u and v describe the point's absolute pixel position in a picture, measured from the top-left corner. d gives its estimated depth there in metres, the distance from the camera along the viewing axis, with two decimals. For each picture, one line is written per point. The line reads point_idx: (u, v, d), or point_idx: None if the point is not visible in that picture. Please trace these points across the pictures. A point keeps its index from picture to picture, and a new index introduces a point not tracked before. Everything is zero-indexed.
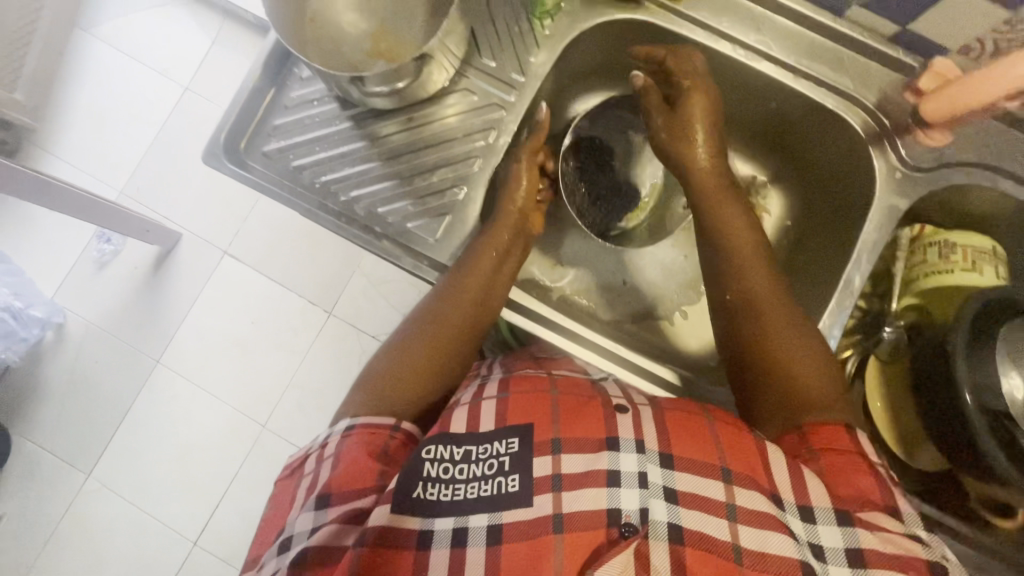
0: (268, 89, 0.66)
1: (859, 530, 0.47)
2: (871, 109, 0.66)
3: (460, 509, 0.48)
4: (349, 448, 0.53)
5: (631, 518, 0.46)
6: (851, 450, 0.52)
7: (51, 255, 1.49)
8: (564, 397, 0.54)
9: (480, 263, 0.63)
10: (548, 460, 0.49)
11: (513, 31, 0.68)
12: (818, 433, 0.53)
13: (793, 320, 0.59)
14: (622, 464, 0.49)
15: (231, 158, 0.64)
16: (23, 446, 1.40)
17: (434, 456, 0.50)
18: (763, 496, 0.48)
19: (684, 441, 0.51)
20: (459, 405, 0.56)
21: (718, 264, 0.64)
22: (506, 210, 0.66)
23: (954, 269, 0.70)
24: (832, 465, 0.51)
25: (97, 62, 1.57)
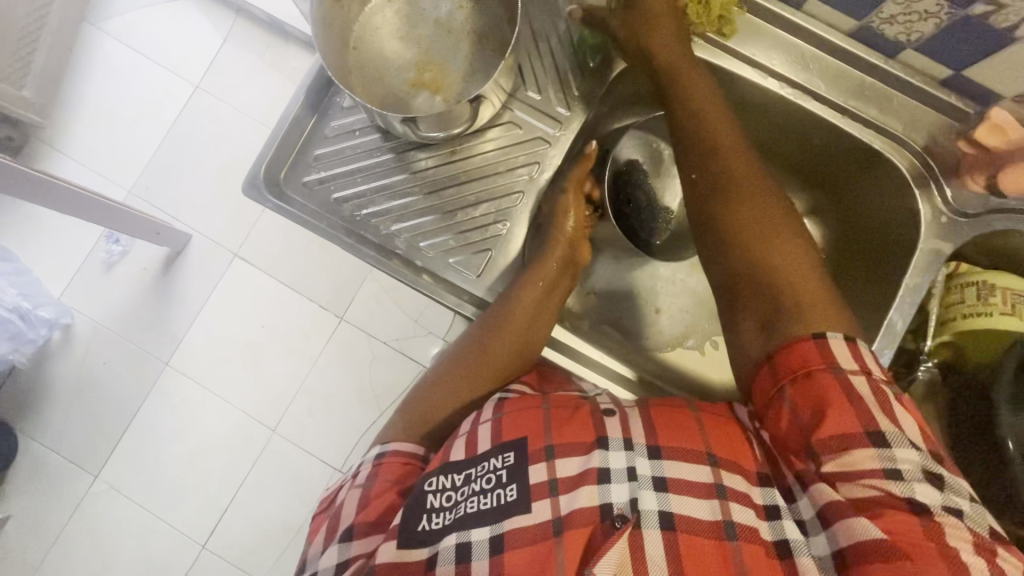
0: (309, 117, 0.64)
1: (822, 485, 0.45)
2: (919, 152, 0.66)
3: (460, 525, 0.45)
4: (378, 481, 0.52)
5: (623, 511, 0.45)
6: (822, 368, 0.48)
7: (59, 254, 1.47)
8: (559, 410, 0.52)
9: (525, 297, 0.62)
10: (543, 467, 0.47)
11: (559, 64, 0.67)
12: (786, 359, 0.50)
13: (781, 228, 0.56)
14: (612, 462, 0.47)
15: (271, 190, 0.63)
16: (30, 445, 1.39)
17: (435, 488, 0.49)
18: (749, 482, 0.48)
19: (671, 433, 0.49)
20: (458, 435, 0.54)
21: (707, 207, 0.59)
22: (556, 239, 0.64)
23: (992, 312, 0.68)
24: (798, 403, 0.48)
25: (107, 58, 1.54)
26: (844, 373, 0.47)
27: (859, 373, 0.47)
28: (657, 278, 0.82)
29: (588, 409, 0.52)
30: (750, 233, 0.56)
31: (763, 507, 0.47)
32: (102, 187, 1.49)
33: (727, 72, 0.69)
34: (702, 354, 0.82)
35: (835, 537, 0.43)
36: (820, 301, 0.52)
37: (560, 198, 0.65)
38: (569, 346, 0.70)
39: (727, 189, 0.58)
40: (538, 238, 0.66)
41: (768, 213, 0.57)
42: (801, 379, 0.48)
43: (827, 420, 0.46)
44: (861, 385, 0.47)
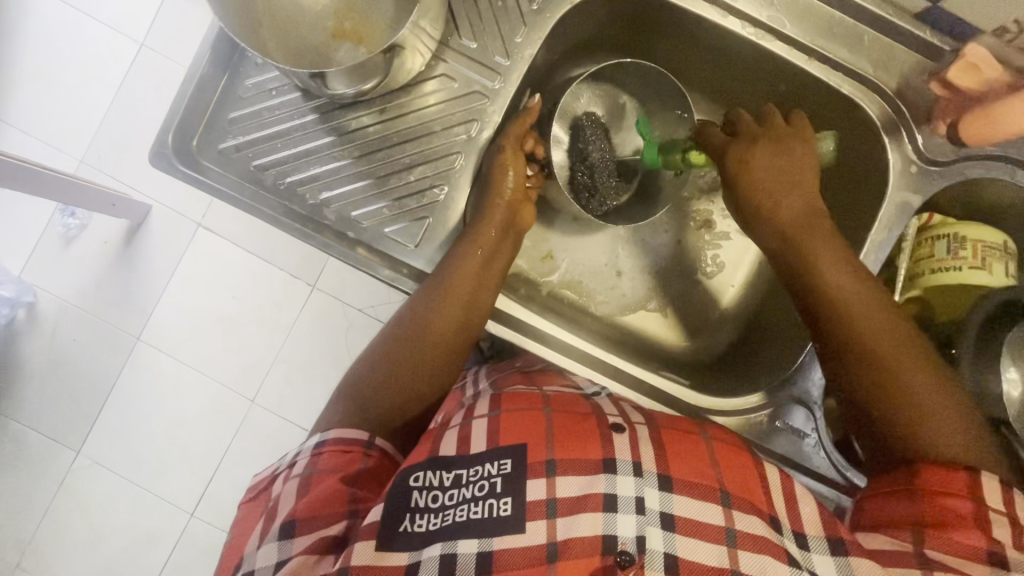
0: (220, 76, 0.58)
1: (853, 561, 0.45)
2: (889, 96, 0.61)
3: (446, 535, 0.44)
4: (319, 467, 0.50)
5: (628, 547, 0.44)
6: (964, 499, 0.48)
7: (13, 229, 1.41)
8: (562, 417, 0.51)
9: (465, 265, 0.58)
10: (542, 484, 0.46)
11: (496, 7, 0.60)
12: (930, 474, 0.50)
13: (913, 350, 0.54)
14: (620, 488, 0.46)
15: (183, 160, 0.57)
16: (8, 425, 1.37)
17: (422, 485, 0.47)
18: (765, 524, 0.46)
19: (682, 464, 0.48)
20: (450, 426, 0.52)
21: (821, 325, 0.57)
22: (494, 202, 0.60)
23: (963, 266, 0.66)
24: (930, 507, 0.49)
25: (40, 15, 1.42)
26: (990, 511, 0.47)
27: (1005, 513, 0.47)
28: (620, 239, 0.79)
29: (595, 422, 0.51)
30: (879, 358, 0.54)
31: (783, 550, 0.45)
32: (51, 157, 1.41)
33: (682, 10, 0.62)
34: (666, 316, 0.79)
35: None
36: (964, 430, 0.51)
37: (496, 156, 0.60)
38: (527, 324, 0.67)
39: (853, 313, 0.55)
40: (478, 202, 0.61)
41: (894, 328, 0.55)
42: (936, 492, 0.49)
43: (957, 534, 0.47)
44: (999, 522, 0.47)
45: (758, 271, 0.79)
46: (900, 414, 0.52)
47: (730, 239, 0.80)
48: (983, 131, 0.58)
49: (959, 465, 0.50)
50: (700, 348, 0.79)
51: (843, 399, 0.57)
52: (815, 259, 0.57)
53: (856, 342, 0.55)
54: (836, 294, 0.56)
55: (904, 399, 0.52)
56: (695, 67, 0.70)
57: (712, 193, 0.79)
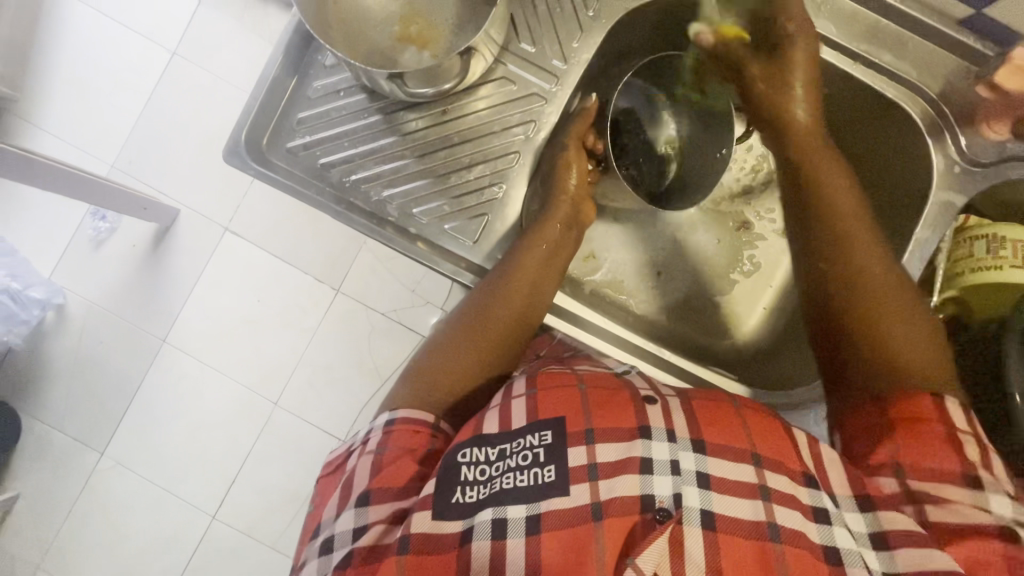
0: (290, 77, 0.61)
1: (880, 513, 0.46)
2: (933, 99, 0.63)
3: (496, 501, 0.45)
4: (390, 446, 0.51)
5: (665, 503, 0.45)
6: (934, 424, 0.49)
7: (44, 232, 1.43)
8: (598, 391, 0.51)
9: (529, 255, 0.60)
10: (583, 451, 0.47)
11: (554, 13, 0.63)
12: (899, 404, 0.51)
13: (901, 285, 0.54)
14: (655, 452, 0.47)
15: (254, 157, 0.60)
16: (33, 426, 1.39)
17: (469, 460, 0.47)
18: (794, 482, 0.47)
19: (717, 429, 0.49)
20: (489, 406, 0.52)
21: (813, 245, 0.58)
22: (558, 199, 0.62)
23: (1003, 266, 0.68)
24: (909, 438, 0.50)
25: (75, 25, 1.46)
26: (957, 430, 0.49)
27: (967, 433, 0.49)
28: (660, 238, 0.81)
29: (627, 393, 0.51)
30: (868, 276, 0.54)
31: (810, 507, 0.46)
32: (82, 161, 1.44)
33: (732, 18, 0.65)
34: (705, 315, 0.81)
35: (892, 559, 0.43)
36: (933, 358, 0.52)
37: (558, 155, 0.62)
38: (580, 316, 0.68)
39: (848, 231, 0.56)
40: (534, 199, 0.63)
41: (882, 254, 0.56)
42: (908, 422, 0.50)
43: (930, 458, 0.48)
44: (966, 440, 0.49)
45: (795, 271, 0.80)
46: (876, 340, 0.53)
47: (767, 240, 0.81)
48: None
49: (926, 390, 0.51)
50: (737, 345, 0.81)
51: (824, 322, 0.57)
52: (817, 176, 0.58)
53: (849, 265, 0.55)
54: (838, 216, 0.56)
55: (885, 326, 0.52)
56: None
57: (747, 197, 0.81)
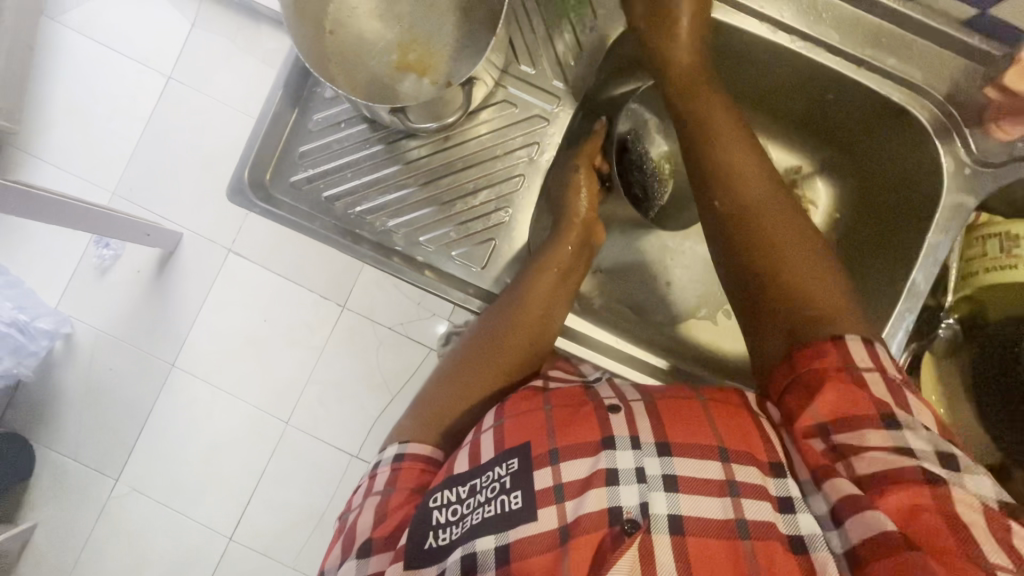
0: (290, 111, 0.60)
1: (827, 486, 0.44)
2: (941, 101, 0.62)
3: (467, 538, 0.45)
4: (398, 487, 0.52)
5: (632, 514, 0.44)
6: (837, 367, 0.47)
7: (51, 263, 1.43)
8: (563, 409, 0.51)
9: (538, 282, 0.59)
10: (548, 472, 0.47)
11: (553, 32, 0.63)
12: (802, 355, 0.48)
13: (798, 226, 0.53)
14: (620, 462, 0.47)
15: (258, 194, 0.59)
16: (48, 456, 1.39)
17: (441, 503, 0.48)
18: (762, 472, 0.47)
19: (679, 428, 0.49)
20: (463, 444, 0.53)
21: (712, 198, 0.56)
22: (570, 221, 0.61)
23: (1017, 265, 0.66)
24: (817, 388, 0.47)
25: (71, 55, 1.46)
26: (860, 371, 0.46)
27: (875, 370, 0.46)
28: (666, 249, 0.80)
29: (591, 406, 0.51)
30: (763, 236, 0.53)
31: (777, 497, 0.46)
32: (84, 189, 1.44)
33: (732, 30, 0.65)
34: (715, 324, 0.80)
35: (847, 534, 0.42)
36: (834, 300, 0.50)
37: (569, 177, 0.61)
38: (590, 337, 0.70)
39: (745, 190, 0.54)
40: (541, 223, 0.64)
41: (778, 203, 0.54)
42: (812, 372, 0.47)
43: (840, 403, 0.46)
44: (874, 379, 0.46)
45: None
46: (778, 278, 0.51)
47: None
48: None
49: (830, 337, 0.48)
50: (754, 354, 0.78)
51: (730, 267, 0.55)
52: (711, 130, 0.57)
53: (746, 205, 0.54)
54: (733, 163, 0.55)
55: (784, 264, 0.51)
56: (743, 82, 0.72)
57: None
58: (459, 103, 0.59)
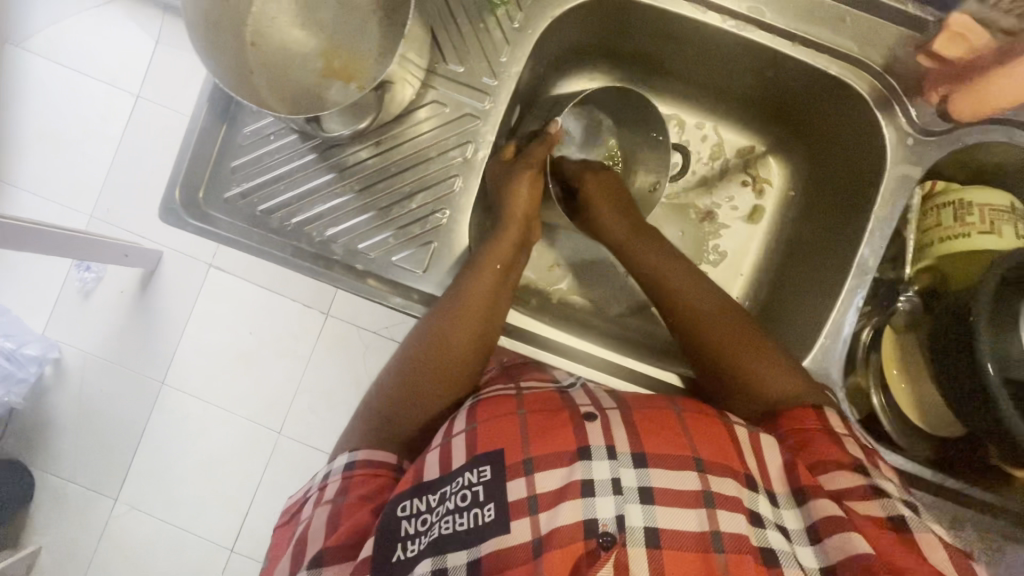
0: (218, 126, 0.60)
1: (813, 503, 0.48)
2: (879, 73, 0.62)
3: (436, 549, 0.45)
4: (349, 495, 0.52)
5: (608, 527, 0.44)
6: (814, 424, 0.55)
7: (34, 290, 1.40)
8: (536, 416, 0.51)
9: (478, 280, 0.59)
10: (521, 482, 0.47)
11: (478, 28, 0.62)
12: (788, 418, 0.56)
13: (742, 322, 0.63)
14: (595, 472, 0.46)
15: (192, 213, 0.60)
16: (47, 480, 1.37)
17: (410, 513, 0.48)
18: (739, 483, 0.47)
19: (656, 439, 0.49)
20: (431, 448, 0.53)
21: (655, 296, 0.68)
22: (510, 217, 0.64)
23: (972, 232, 0.67)
24: (801, 442, 0.54)
25: (38, 80, 1.44)
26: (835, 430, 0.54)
27: (846, 432, 0.54)
28: None
29: (568, 414, 0.51)
30: (720, 343, 0.61)
31: (750, 510, 0.46)
32: (63, 214, 1.42)
33: (665, 14, 0.65)
34: None
35: (826, 552, 0.45)
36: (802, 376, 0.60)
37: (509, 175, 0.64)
38: (547, 338, 0.69)
39: (690, 293, 0.65)
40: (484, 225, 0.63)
41: (718, 302, 0.64)
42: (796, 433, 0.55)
43: (823, 450, 0.52)
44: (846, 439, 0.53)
45: (763, 256, 0.79)
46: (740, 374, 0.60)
47: (733, 228, 0.80)
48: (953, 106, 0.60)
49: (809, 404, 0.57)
50: None
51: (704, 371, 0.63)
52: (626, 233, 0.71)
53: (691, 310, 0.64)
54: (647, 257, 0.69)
55: (742, 361, 0.60)
56: (679, 62, 0.73)
57: (707, 186, 0.80)
58: (375, 104, 0.59)
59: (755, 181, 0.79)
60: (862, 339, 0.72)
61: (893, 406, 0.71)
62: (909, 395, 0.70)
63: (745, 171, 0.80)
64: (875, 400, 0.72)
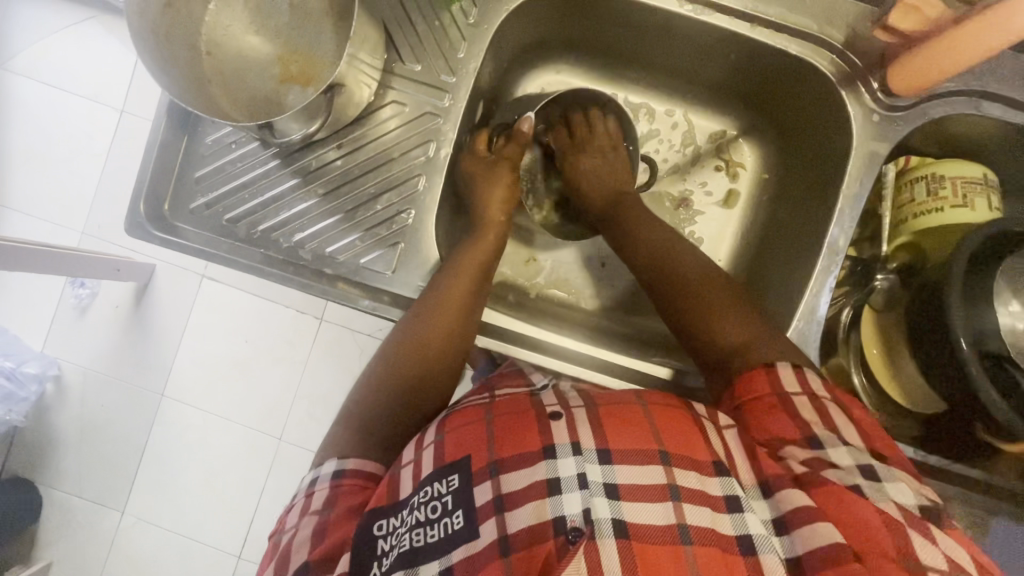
0: (180, 138, 0.61)
1: (777, 494, 0.44)
2: (839, 50, 0.62)
3: (408, 561, 0.42)
4: (336, 507, 0.48)
5: (577, 522, 0.41)
6: (768, 393, 0.52)
7: (29, 308, 1.36)
8: (505, 418, 0.49)
9: (454, 279, 0.61)
10: (488, 485, 0.44)
11: (434, 27, 0.63)
12: (742, 385, 0.54)
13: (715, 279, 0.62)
14: (562, 470, 0.44)
15: (157, 225, 0.61)
16: (53, 495, 1.33)
17: (385, 531, 0.45)
18: (704, 475, 0.44)
19: (620, 434, 0.46)
20: (401, 461, 0.50)
21: (640, 271, 0.68)
22: (484, 227, 0.67)
23: (944, 207, 0.67)
24: (754, 415, 0.51)
25: (21, 98, 1.38)
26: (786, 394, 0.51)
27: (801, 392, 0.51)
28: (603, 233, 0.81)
29: (534, 415, 0.49)
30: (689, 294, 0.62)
31: (722, 500, 0.43)
32: (55, 234, 1.37)
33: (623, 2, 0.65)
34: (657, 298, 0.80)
35: (793, 542, 0.41)
36: (768, 335, 0.58)
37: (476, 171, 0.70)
38: (525, 335, 0.68)
39: (668, 253, 0.66)
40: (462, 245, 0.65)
41: (695, 263, 0.64)
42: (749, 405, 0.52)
43: (774, 424, 0.50)
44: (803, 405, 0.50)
45: (741, 240, 0.79)
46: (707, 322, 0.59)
47: (709, 213, 0.80)
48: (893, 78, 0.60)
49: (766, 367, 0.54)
50: None
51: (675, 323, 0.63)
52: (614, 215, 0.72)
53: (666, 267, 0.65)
54: (626, 229, 0.70)
55: (710, 312, 0.60)
56: (642, 49, 0.73)
57: (680, 173, 0.80)
58: (322, 107, 0.57)
59: (729, 165, 0.79)
60: (842, 320, 0.73)
61: (876, 386, 0.70)
62: (891, 372, 0.69)
63: (718, 156, 0.79)
64: (856, 380, 0.71)
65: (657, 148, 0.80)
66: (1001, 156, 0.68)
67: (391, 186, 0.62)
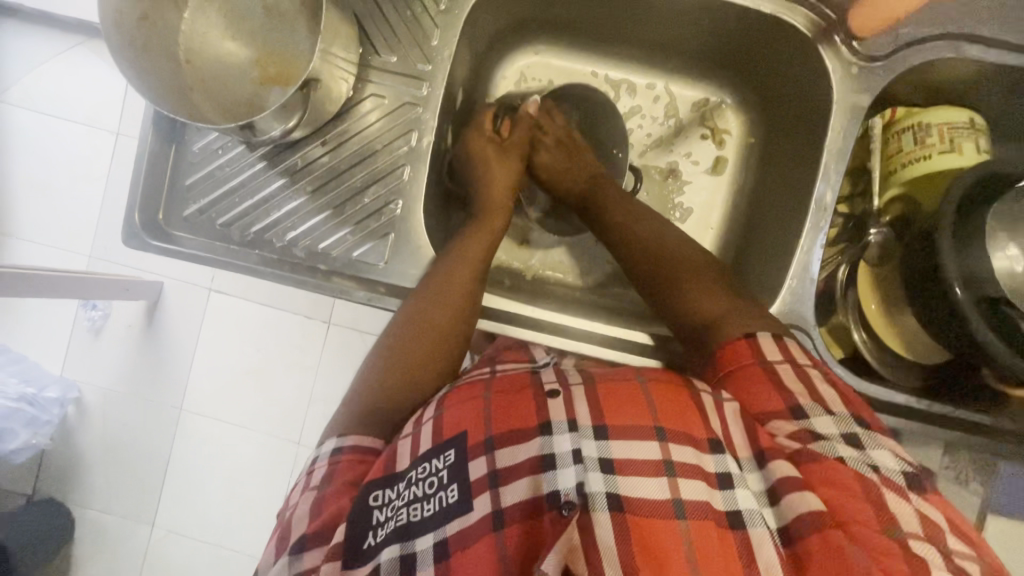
0: (167, 148, 0.63)
1: (773, 463, 0.44)
2: (812, 4, 0.62)
3: (406, 534, 0.44)
4: (335, 482, 0.49)
5: (570, 496, 0.41)
6: (752, 361, 0.54)
7: (45, 333, 1.39)
8: (500, 396, 0.49)
9: (449, 266, 0.62)
10: (482, 461, 0.45)
11: (406, 17, 0.63)
12: (723, 354, 0.56)
13: (701, 267, 0.63)
14: (557, 446, 0.44)
15: (153, 235, 0.62)
16: (84, 515, 1.37)
17: (381, 501, 0.47)
18: (699, 450, 0.44)
19: (615, 410, 0.46)
20: (401, 436, 0.51)
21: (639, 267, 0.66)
22: (493, 209, 0.70)
23: (932, 154, 0.66)
24: (739, 383, 0.53)
25: (19, 128, 1.41)
26: (768, 364, 0.53)
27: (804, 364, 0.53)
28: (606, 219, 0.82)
29: (530, 391, 0.49)
30: (671, 278, 0.63)
31: (715, 475, 0.43)
32: (63, 260, 1.39)
33: None
34: None
35: (782, 512, 0.42)
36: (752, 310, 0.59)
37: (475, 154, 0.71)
38: (522, 315, 0.69)
39: (649, 244, 0.66)
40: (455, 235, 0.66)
41: (684, 251, 0.65)
42: (733, 372, 0.54)
43: (761, 394, 0.51)
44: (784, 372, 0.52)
45: (733, 207, 0.79)
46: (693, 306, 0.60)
47: (700, 182, 0.80)
48: (855, 25, 0.60)
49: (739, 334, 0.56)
50: None
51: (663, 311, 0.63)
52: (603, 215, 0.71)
53: (652, 252, 0.66)
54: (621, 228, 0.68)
55: (691, 295, 0.61)
56: (617, 20, 0.73)
57: (666, 144, 0.80)
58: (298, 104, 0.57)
59: (715, 133, 0.79)
60: (838, 279, 0.72)
61: (878, 341, 0.70)
62: (891, 326, 0.69)
63: (703, 124, 0.79)
64: (857, 337, 0.71)
65: (640, 124, 0.80)
66: (991, 97, 0.67)
67: (376, 178, 0.63)
